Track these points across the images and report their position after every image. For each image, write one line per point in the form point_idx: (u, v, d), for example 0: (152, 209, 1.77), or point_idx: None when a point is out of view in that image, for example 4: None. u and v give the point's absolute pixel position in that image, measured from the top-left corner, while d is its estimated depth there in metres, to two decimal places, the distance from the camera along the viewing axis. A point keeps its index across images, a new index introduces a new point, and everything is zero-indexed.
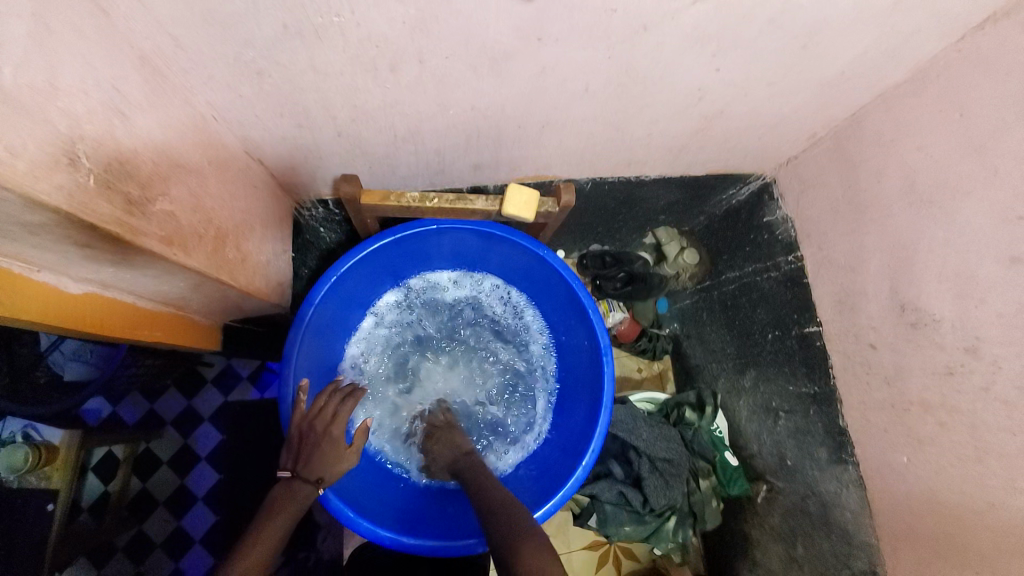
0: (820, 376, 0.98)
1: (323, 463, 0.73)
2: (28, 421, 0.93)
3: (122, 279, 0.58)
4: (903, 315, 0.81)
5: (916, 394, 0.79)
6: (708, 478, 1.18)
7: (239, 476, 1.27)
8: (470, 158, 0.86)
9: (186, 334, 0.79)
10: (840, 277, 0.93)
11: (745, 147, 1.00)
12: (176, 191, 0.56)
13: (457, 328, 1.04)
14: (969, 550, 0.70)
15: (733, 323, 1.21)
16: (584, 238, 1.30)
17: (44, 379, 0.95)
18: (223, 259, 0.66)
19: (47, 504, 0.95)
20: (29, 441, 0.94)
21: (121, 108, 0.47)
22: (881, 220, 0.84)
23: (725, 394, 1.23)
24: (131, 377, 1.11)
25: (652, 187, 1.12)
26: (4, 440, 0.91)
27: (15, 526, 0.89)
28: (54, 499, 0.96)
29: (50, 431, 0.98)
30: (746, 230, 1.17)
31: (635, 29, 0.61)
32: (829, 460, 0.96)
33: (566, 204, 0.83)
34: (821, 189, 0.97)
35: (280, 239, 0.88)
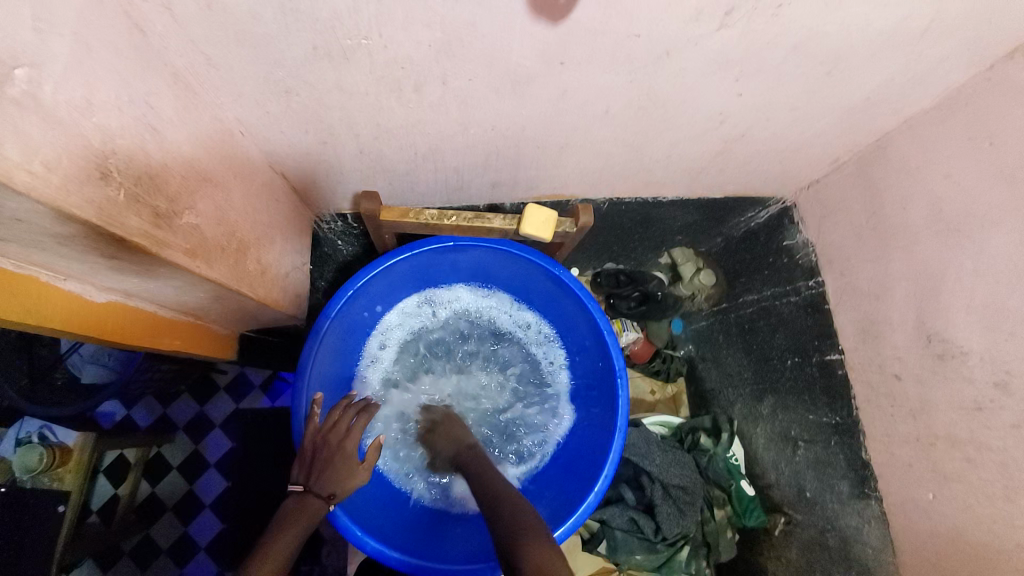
0: (842, 406, 0.95)
1: (335, 479, 0.73)
2: (44, 422, 0.96)
3: (144, 289, 0.59)
4: (929, 346, 0.78)
5: (942, 427, 0.77)
6: (723, 507, 1.14)
7: (246, 485, 1.27)
8: (489, 176, 0.87)
9: (203, 343, 0.79)
10: (864, 305, 0.91)
11: (765, 170, 0.99)
12: (202, 205, 0.57)
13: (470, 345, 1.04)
14: None
15: (751, 347, 1.18)
16: (599, 256, 1.30)
17: (60, 380, 0.98)
18: (244, 271, 0.67)
19: (58, 505, 0.93)
20: (44, 443, 0.95)
21: (153, 124, 0.49)
22: (907, 247, 0.82)
23: (742, 420, 1.20)
24: (147, 382, 1.13)
25: (670, 208, 1.12)
26: (20, 440, 0.94)
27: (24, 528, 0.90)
28: (65, 500, 0.94)
29: (67, 432, 0.99)
30: (765, 254, 1.15)
31: (658, 53, 0.61)
32: (851, 495, 0.93)
33: (584, 225, 0.83)
34: (844, 215, 0.96)
35: (299, 251, 0.89)
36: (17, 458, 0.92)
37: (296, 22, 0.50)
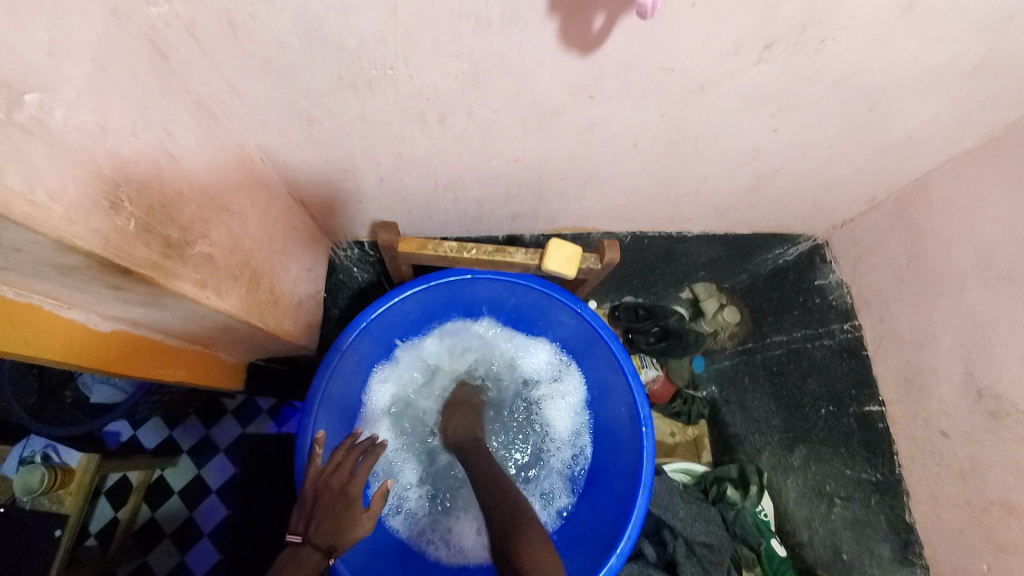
0: (884, 462, 0.88)
1: (335, 530, 0.68)
2: (49, 442, 0.93)
3: (151, 318, 0.57)
4: (980, 402, 0.72)
5: (994, 492, 0.70)
6: (752, 569, 1.03)
7: (246, 518, 1.22)
8: (510, 208, 0.85)
9: (208, 371, 0.77)
10: (907, 353, 0.85)
11: (797, 207, 0.95)
12: (216, 233, 0.55)
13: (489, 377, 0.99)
14: None
15: (780, 392, 1.11)
16: (618, 289, 1.25)
17: (71, 399, 1.00)
18: (256, 300, 0.65)
19: (55, 530, 0.89)
20: (47, 462, 0.91)
21: (171, 151, 0.47)
22: (954, 293, 0.77)
23: (771, 471, 1.12)
24: (154, 406, 1.10)
25: (695, 242, 1.08)
26: (23, 459, 0.90)
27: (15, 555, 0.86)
28: (63, 524, 0.89)
29: (71, 453, 0.95)
30: (794, 293, 1.10)
31: (691, 87, 0.59)
32: (893, 560, 0.85)
33: (609, 262, 0.79)
34: (882, 256, 0.91)
35: (313, 279, 0.87)
36: (19, 477, 0.87)
37: (322, 51, 0.49)
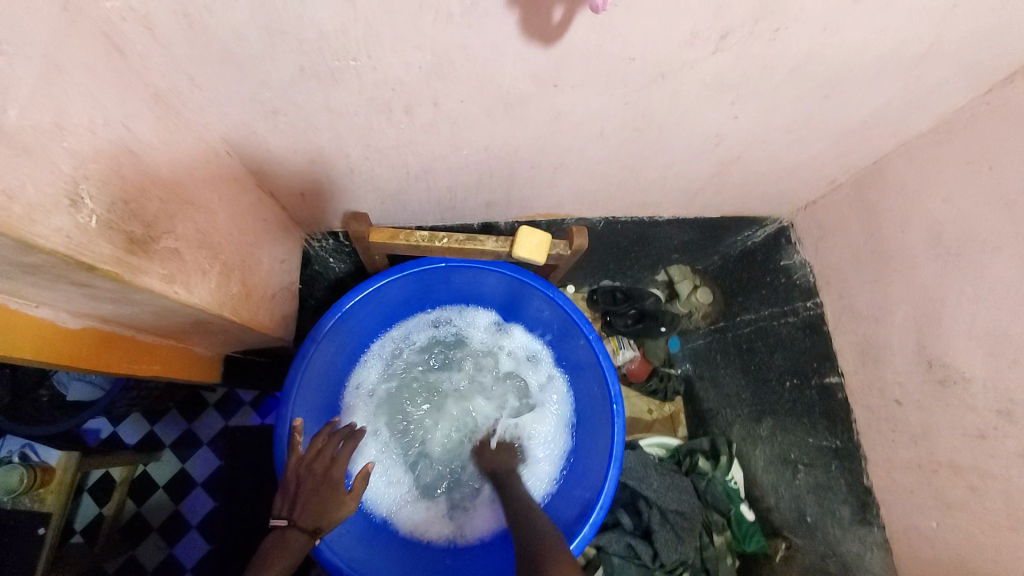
0: (843, 429, 0.93)
1: (321, 514, 0.70)
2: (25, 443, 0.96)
3: (121, 313, 0.57)
4: (931, 372, 0.77)
5: (944, 455, 0.75)
6: (722, 533, 1.12)
7: (235, 506, 1.24)
8: (482, 196, 0.86)
9: (184, 365, 0.78)
10: (863, 328, 0.89)
11: (761, 191, 0.98)
12: (182, 228, 0.55)
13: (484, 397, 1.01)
14: None
15: (749, 367, 1.16)
16: (595, 274, 1.27)
17: (48, 398, 0.99)
18: (227, 292, 0.65)
19: (39, 527, 0.89)
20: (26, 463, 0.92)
21: (131, 146, 0.47)
22: (906, 270, 0.81)
23: (740, 441, 1.18)
24: (132, 402, 1.10)
25: (666, 227, 1.11)
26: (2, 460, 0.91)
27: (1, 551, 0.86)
28: (47, 522, 0.90)
29: (48, 453, 0.96)
30: (762, 273, 1.14)
31: (653, 76, 0.60)
32: (852, 521, 0.91)
33: (578, 248, 0.81)
34: (841, 235, 0.95)
35: (286, 270, 0.88)
36: None
37: (282, 43, 0.49)
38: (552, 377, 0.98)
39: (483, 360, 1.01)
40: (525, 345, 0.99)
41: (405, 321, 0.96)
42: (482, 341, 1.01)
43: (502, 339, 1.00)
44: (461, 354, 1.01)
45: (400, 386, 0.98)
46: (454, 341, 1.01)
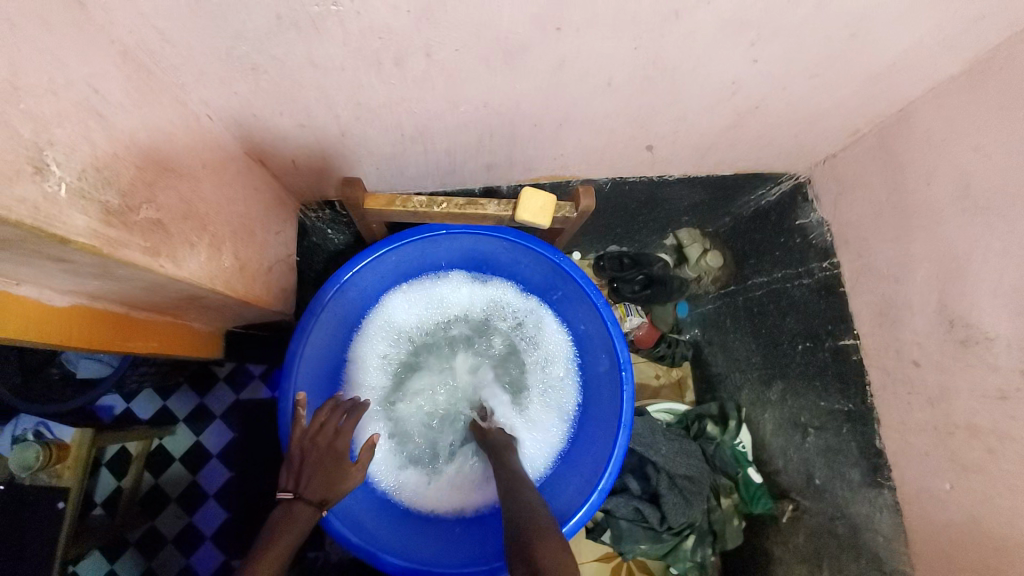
0: (856, 393, 0.91)
1: (327, 484, 0.70)
2: (39, 419, 0.94)
3: (108, 289, 0.55)
4: (952, 332, 0.74)
5: (963, 419, 0.73)
6: (730, 496, 1.14)
7: (247, 480, 1.26)
8: (482, 158, 0.81)
9: (183, 342, 0.76)
10: (882, 288, 0.86)
11: (778, 145, 0.93)
12: (163, 197, 0.52)
13: (485, 366, 0.99)
14: None
15: (759, 331, 1.14)
16: (602, 239, 1.25)
17: (58, 376, 0.99)
18: (220, 266, 0.63)
19: (58, 501, 0.91)
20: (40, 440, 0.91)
21: (99, 110, 0.44)
22: (930, 226, 0.77)
23: (749, 406, 1.17)
24: (141, 378, 1.10)
25: (676, 187, 1.06)
26: (19, 437, 0.92)
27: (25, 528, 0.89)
28: (65, 497, 0.91)
29: (63, 429, 0.94)
30: (775, 234, 1.09)
31: (666, 15, 0.55)
32: (862, 483, 0.90)
33: (584, 209, 0.77)
34: (862, 191, 0.90)
35: (282, 242, 0.85)
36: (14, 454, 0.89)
37: None
38: (558, 346, 0.95)
39: (482, 328, 0.99)
40: (525, 311, 0.97)
41: (398, 291, 0.93)
42: (480, 308, 0.98)
43: (501, 306, 0.97)
44: (459, 323, 0.99)
45: (398, 358, 0.96)
46: (452, 310, 0.98)
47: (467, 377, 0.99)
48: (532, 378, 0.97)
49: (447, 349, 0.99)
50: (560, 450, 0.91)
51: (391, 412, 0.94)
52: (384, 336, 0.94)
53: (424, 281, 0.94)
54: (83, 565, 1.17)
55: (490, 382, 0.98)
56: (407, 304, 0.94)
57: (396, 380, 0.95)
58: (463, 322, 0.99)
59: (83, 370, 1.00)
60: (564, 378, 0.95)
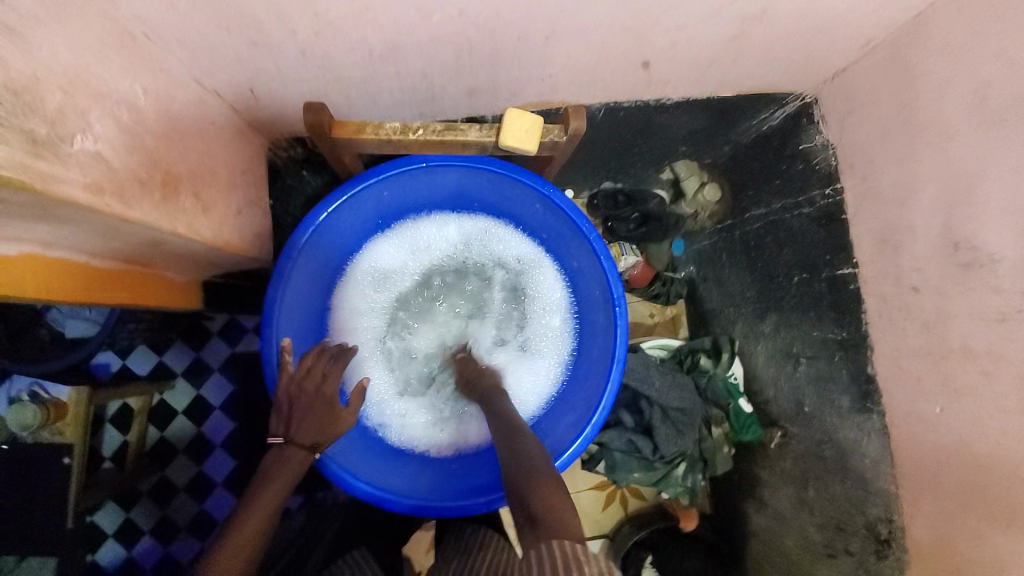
0: (851, 321, 0.90)
1: (317, 429, 0.70)
2: (34, 380, 0.96)
3: (58, 234, 0.51)
4: (955, 256, 0.71)
5: (958, 342, 0.71)
6: (721, 425, 1.17)
7: (252, 429, 1.27)
8: (461, 83, 0.76)
9: (157, 293, 0.73)
10: (885, 212, 0.82)
11: (788, 57, 0.86)
12: (101, 125, 0.47)
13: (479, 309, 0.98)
14: (999, 506, 0.66)
15: (755, 265, 1.12)
16: (595, 173, 1.20)
17: (49, 336, 0.95)
18: (178, 207, 0.59)
19: (63, 458, 0.91)
20: (37, 400, 0.93)
21: (5, 19, 0.38)
22: (942, 143, 0.72)
23: (743, 339, 1.18)
24: (133, 334, 1.06)
25: (674, 111, 1.01)
26: (14, 398, 0.94)
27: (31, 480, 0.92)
28: (70, 453, 0.92)
29: (59, 389, 0.96)
30: (777, 160, 1.04)
31: None
32: (851, 409, 0.91)
33: (574, 132, 0.73)
34: (871, 109, 0.84)
35: (251, 183, 0.81)
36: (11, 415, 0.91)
37: None
38: (551, 287, 0.93)
39: (474, 270, 0.96)
40: (517, 251, 0.93)
41: (383, 233, 0.89)
42: (470, 250, 0.95)
43: (491, 247, 0.94)
44: (450, 266, 0.96)
45: (388, 303, 0.93)
46: (441, 252, 0.94)
47: (460, 318, 0.97)
48: (526, 320, 0.95)
49: (439, 293, 0.97)
50: (556, 388, 0.90)
51: (384, 358, 0.93)
52: (373, 280, 0.91)
53: (410, 222, 0.90)
54: (100, 514, 1.20)
55: (484, 325, 0.97)
56: (394, 247, 0.91)
57: (389, 326, 0.94)
58: (453, 265, 0.96)
59: (72, 329, 0.96)
60: (559, 317, 0.93)
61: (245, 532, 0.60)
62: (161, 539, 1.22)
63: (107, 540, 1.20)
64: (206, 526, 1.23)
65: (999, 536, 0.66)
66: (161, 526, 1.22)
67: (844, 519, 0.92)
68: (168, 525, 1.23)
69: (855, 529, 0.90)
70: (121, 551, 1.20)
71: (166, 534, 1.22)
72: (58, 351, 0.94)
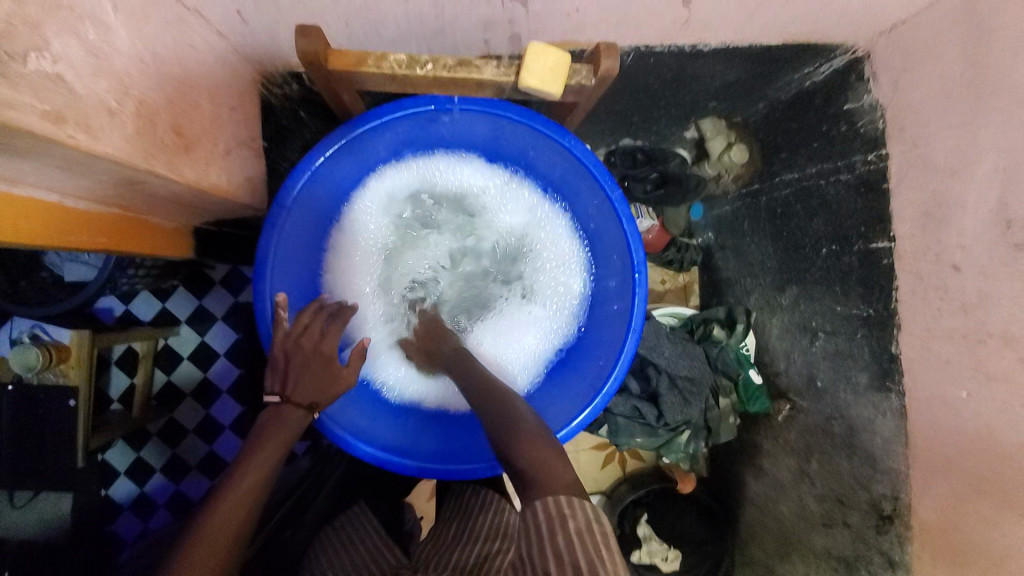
0: (879, 298, 0.84)
1: (315, 387, 0.67)
2: (34, 323, 0.93)
3: (21, 169, 0.46)
4: (1007, 234, 0.63)
5: (998, 327, 0.65)
6: (728, 396, 1.13)
7: (254, 378, 1.25)
8: (477, 13, 0.69)
9: (143, 239, 0.69)
10: (934, 183, 0.74)
11: (844, 0, 0.77)
12: (58, 44, 0.40)
13: (486, 263, 0.91)
14: (1015, 495, 0.62)
15: (780, 234, 1.05)
16: (616, 130, 1.13)
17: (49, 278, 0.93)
18: (156, 142, 0.54)
19: (68, 400, 0.91)
20: (39, 342, 0.88)
21: None
22: (1011, 106, 0.63)
23: (758, 310, 1.13)
24: (133, 280, 1.02)
25: (709, 61, 0.94)
26: (16, 339, 0.94)
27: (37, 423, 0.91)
28: (74, 395, 0.91)
29: (59, 331, 0.93)
30: (818, 120, 0.95)
31: None
32: (869, 387, 0.87)
33: (604, 75, 0.67)
34: (931, 65, 0.75)
35: (242, 120, 0.76)
36: (15, 356, 0.86)
37: None
38: (565, 241, 0.87)
39: (483, 221, 0.89)
40: (528, 199, 0.86)
41: (387, 173, 0.82)
42: (479, 198, 0.87)
43: (502, 193, 0.87)
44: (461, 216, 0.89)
45: (390, 248, 0.87)
46: (447, 197, 0.87)
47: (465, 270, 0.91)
48: (536, 275, 0.89)
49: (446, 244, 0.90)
50: (560, 352, 0.87)
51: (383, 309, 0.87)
52: (375, 221, 0.85)
53: (416, 161, 0.82)
54: (111, 453, 1.22)
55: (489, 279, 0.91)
56: (397, 187, 0.84)
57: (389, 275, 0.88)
58: (461, 211, 0.88)
59: (69, 273, 0.92)
60: (571, 275, 0.87)
61: (242, 490, 0.58)
62: (170, 478, 1.23)
63: (120, 476, 1.21)
64: (217, 466, 1.24)
65: (1012, 524, 0.62)
66: (167, 467, 1.23)
67: (848, 493, 0.90)
68: (175, 467, 1.24)
69: (858, 503, 0.88)
70: (133, 488, 1.22)
71: (172, 475, 1.23)
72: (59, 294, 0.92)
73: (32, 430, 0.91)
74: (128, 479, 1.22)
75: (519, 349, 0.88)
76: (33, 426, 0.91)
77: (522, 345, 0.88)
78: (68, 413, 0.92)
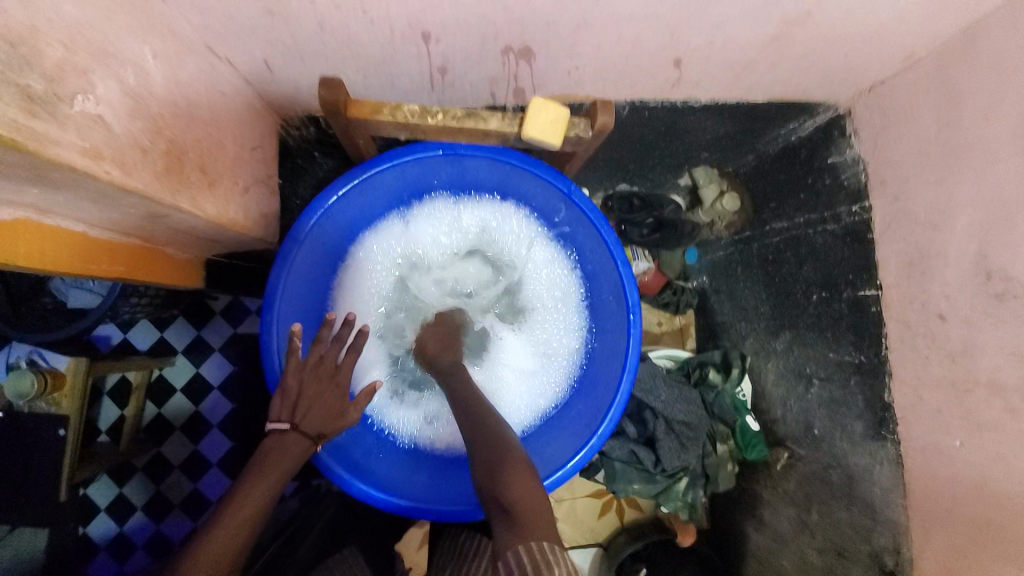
0: (869, 346, 0.86)
1: (323, 418, 0.68)
2: (33, 347, 0.91)
3: (53, 201, 0.49)
4: (988, 284, 0.66)
5: (984, 375, 0.66)
6: (726, 442, 1.13)
7: (248, 412, 1.24)
8: (485, 69, 0.75)
9: (158, 270, 0.71)
10: (916, 234, 0.78)
11: (826, 65, 0.84)
12: (103, 89, 0.45)
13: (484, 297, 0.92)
14: (1015, 549, 0.62)
15: (772, 280, 1.08)
16: (612, 176, 1.18)
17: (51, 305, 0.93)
18: (181, 179, 0.57)
19: (58, 429, 0.91)
20: (33, 368, 0.89)
21: None
22: (981, 165, 0.68)
23: (754, 355, 1.14)
24: (135, 308, 1.04)
25: (700, 115, 1.01)
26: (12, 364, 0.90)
27: (23, 451, 0.90)
28: (65, 424, 0.91)
29: (56, 357, 0.91)
30: (803, 173, 1.00)
31: None
32: (863, 435, 0.87)
33: (601, 127, 0.72)
34: (907, 125, 0.80)
35: (260, 160, 0.80)
36: (9, 382, 0.87)
37: None
38: (560, 276, 0.89)
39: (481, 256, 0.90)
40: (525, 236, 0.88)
41: (388, 211, 0.85)
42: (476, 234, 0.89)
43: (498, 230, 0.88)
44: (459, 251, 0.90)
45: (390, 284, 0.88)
46: (445, 234, 0.88)
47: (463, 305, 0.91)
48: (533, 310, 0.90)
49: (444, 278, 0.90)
50: (558, 388, 0.87)
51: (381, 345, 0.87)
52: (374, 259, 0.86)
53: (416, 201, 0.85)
54: (93, 487, 1.18)
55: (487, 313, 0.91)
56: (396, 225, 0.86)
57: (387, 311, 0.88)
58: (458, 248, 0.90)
59: (72, 301, 0.91)
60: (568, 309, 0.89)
61: (236, 519, 0.58)
62: (153, 514, 1.20)
63: (100, 512, 1.18)
64: (201, 504, 1.21)
65: None
66: (150, 504, 1.20)
67: (849, 546, 0.88)
68: (159, 503, 1.21)
69: (859, 556, 0.86)
70: (114, 525, 1.18)
71: (156, 511, 1.20)
72: (59, 321, 0.91)
73: (17, 459, 0.89)
74: (109, 514, 1.18)
75: (520, 388, 0.87)
76: (18, 455, 0.89)
77: (520, 383, 0.88)
78: (58, 440, 0.91)
